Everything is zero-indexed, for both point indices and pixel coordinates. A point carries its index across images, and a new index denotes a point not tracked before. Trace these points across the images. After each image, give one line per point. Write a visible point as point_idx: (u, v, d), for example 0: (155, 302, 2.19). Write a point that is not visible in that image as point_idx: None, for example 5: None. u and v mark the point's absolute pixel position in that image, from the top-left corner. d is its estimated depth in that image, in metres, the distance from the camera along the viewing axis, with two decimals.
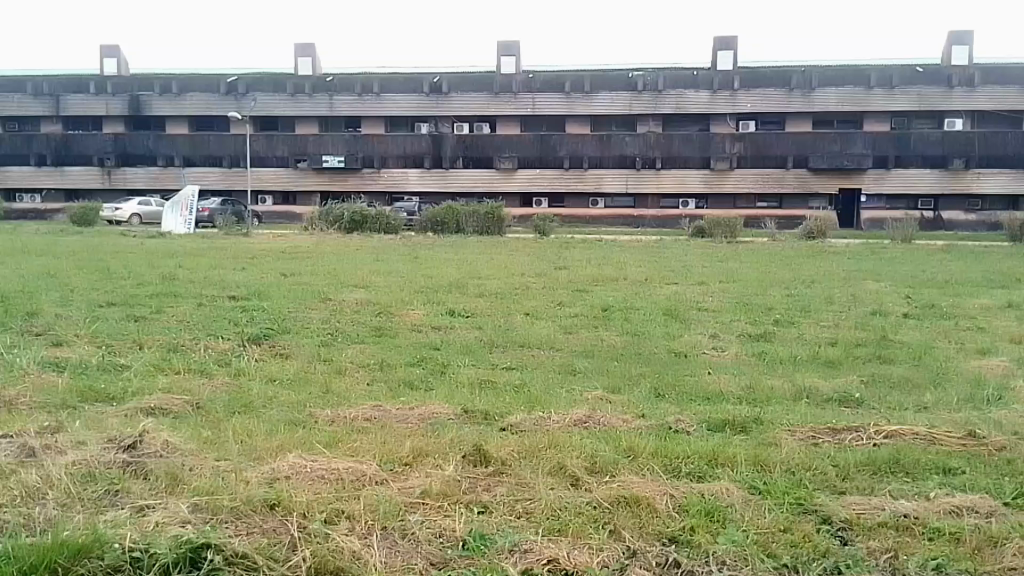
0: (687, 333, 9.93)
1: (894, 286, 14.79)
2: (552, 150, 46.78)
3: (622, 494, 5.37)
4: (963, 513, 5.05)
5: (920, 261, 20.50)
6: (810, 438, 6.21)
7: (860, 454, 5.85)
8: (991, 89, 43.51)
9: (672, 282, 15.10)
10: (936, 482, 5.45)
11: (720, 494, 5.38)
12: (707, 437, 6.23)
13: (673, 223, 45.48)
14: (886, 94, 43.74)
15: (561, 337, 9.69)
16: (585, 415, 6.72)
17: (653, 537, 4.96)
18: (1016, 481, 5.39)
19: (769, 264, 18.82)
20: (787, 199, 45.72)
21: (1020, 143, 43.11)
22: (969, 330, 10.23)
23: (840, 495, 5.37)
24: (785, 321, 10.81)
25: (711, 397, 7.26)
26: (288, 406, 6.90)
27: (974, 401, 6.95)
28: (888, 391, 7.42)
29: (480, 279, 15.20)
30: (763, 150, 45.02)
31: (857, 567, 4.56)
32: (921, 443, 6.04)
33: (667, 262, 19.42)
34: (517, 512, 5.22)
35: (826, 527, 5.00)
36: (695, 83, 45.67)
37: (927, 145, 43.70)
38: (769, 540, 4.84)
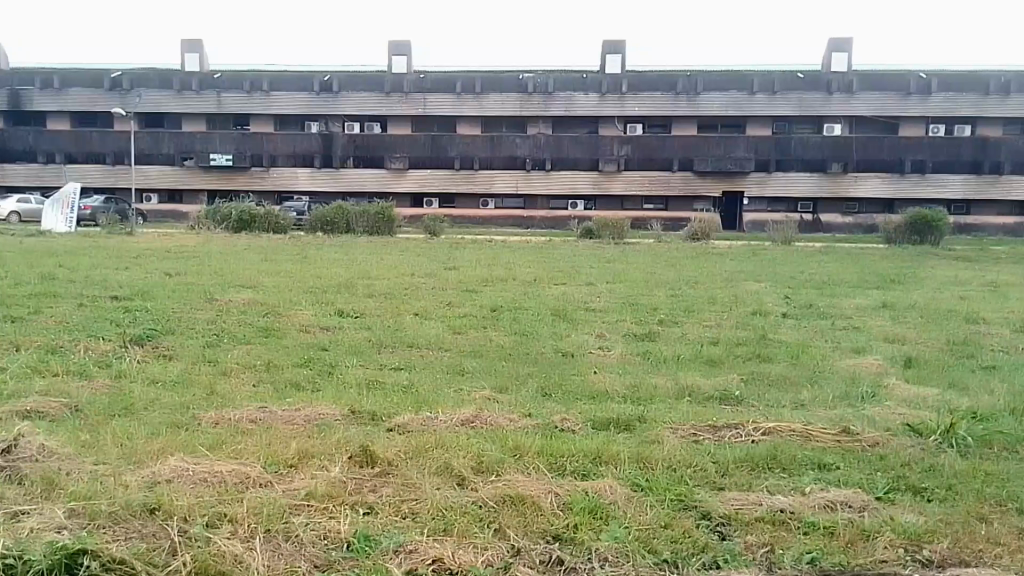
0: (574, 333, 10.02)
1: (776, 287, 15.17)
2: (443, 150, 46.92)
3: (507, 494, 5.38)
4: (836, 508, 5.15)
5: (800, 261, 21.30)
6: (691, 435, 6.32)
7: (740, 451, 5.96)
8: (868, 95, 44.74)
9: (562, 282, 15.32)
10: (812, 477, 5.56)
11: (603, 491, 5.42)
12: (591, 436, 6.29)
13: (562, 224, 45.79)
14: (767, 99, 45.14)
15: (450, 337, 9.69)
16: (472, 415, 6.72)
17: (537, 536, 4.97)
18: (887, 475, 5.55)
19: (653, 265, 19.21)
20: (673, 201, 46.61)
21: (895, 149, 44.36)
22: (845, 330, 10.48)
23: (719, 491, 5.44)
24: (669, 321, 11.00)
25: (596, 396, 7.34)
26: (171, 408, 6.79)
27: (847, 399, 7.17)
28: (767, 389, 7.58)
29: (368, 279, 15.20)
30: (649, 152, 45.88)
31: (734, 561, 4.67)
32: (797, 439, 6.18)
33: (560, 263, 19.67)
34: (402, 512, 5.20)
35: (706, 522, 5.08)
36: (585, 86, 46.40)
37: (806, 148, 44.81)
38: (650, 536, 4.91)
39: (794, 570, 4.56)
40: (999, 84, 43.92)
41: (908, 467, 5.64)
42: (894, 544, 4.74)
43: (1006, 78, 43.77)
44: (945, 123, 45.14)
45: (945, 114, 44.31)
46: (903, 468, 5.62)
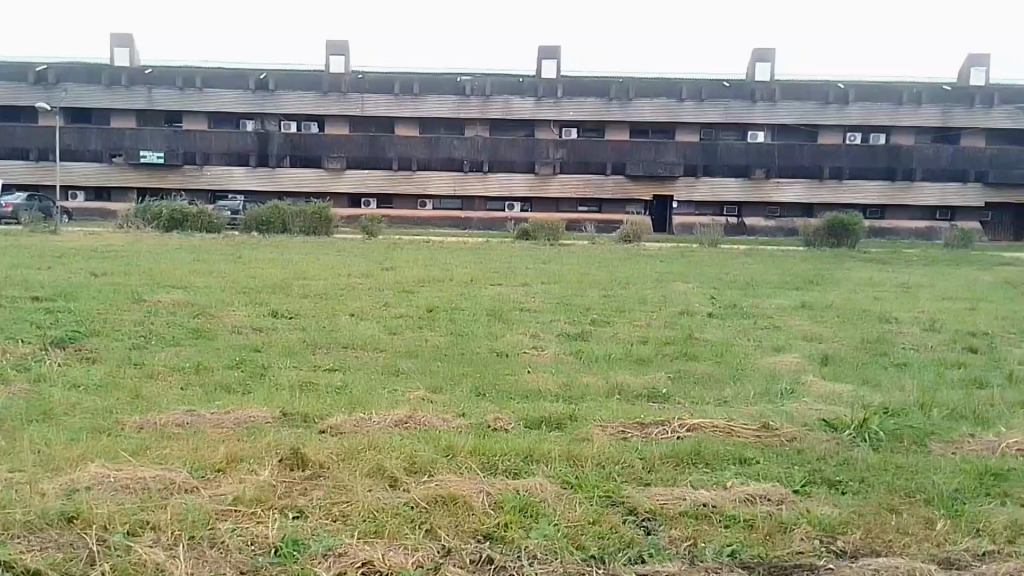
0: (510, 333, 10.09)
1: (703, 287, 15.67)
2: (381, 150, 46.88)
3: (439, 494, 5.38)
4: (756, 501, 5.31)
5: (728, 263, 22.15)
6: (620, 433, 6.44)
7: (666, 447, 6.10)
8: (790, 104, 46.44)
9: (498, 282, 15.52)
10: (733, 471, 5.74)
11: (534, 490, 5.46)
12: (524, 435, 6.35)
13: (500, 225, 45.86)
14: (696, 106, 46.57)
15: (386, 338, 9.67)
16: (406, 416, 6.71)
17: (468, 535, 4.99)
18: (805, 468, 5.76)
19: (587, 266, 19.66)
20: (607, 204, 47.74)
21: (814, 155, 46.46)
22: (766, 329, 10.86)
23: (645, 487, 5.56)
24: (601, 321, 11.22)
25: (529, 395, 7.41)
26: (93, 413, 6.57)
27: (768, 395, 7.45)
28: (693, 386, 7.80)
29: (305, 279, 15.07)
30: (584, 156, 46.88)
31: (658, 555, 4.79)
32: (720, 435, 6.37)
33: (497, 263, 19.93)
34: (333, 515, 5.14)
35: (632, 518, 5.19)
36: (521, 90, 46.95)
37: (732, 154, 46.59)
38: (579, 533, 4.99)
39: (715, 562, 4.70)
40: (911, 95, 46.03)
41: (824, 460, 5.87)
42: (810, 535, 4.93)
43: (916, 89, 45.93)
44: (861, 132, 47.09)
45: (861, 123, 46.28)
46: (819, 461, 5.85)
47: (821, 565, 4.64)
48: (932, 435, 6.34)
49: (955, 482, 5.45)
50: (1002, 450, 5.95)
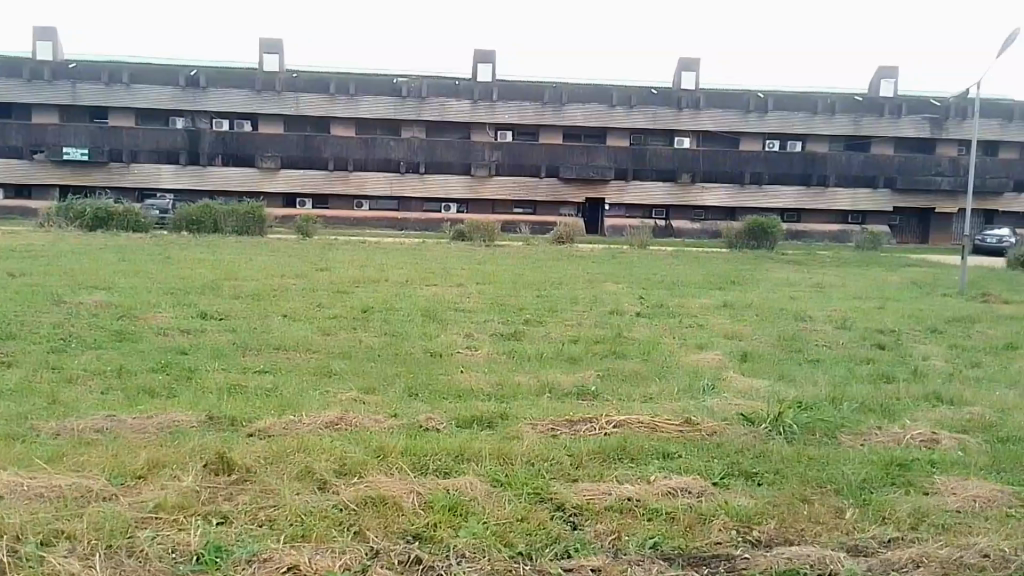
0: (444, 333, 10.16)
1: (634, 287, 16.09)
2: (316, 151, 46.45)
3: (369, 495, 5.36)
4: (677, 494, 5.49)
5: (657, 263, 22.82)
6: (549, 430, 6.55)
7: (594, 444, 6.24)
8: (713, 112, 48.04)
9: (433, 283, 15.62)
10: (657, 465, 5.91)
11: (464, 488, 5.51)
12: (455, 435, 6.39)
13: (435, 226, 46.14)
14: (625, 112, 47.76)
15: (318, 339, 9.60)
16: (337, 417, 6.66)
17: (396, 536, 4.98)
18: (724, 461, 5.98)
19: (522, 266, 19.99)
20: (540, 206, 48.32)
21: (736, 161, 48.13)
22: (691, 327, 11.23)
23: (573, 483, 5.67)
24: (533, 321, 11.38)
25: (461, 394, 7.47)
26: (4, 420, 6.29)
27: (692, 391, 7.70)
28: (621, 383, 8.00)
29: (237, 279, 14.92)
30: (518, 159, 47.34)
31: (583, 549, 4.88)
32: (645, 431, 6.55)
33: (431, 263, 20.07)
34: (259, 519, 5.05)
35: (559, 513, 5.29)
36: (457, 92, 47.10)
37: (659, 159, 48.00)
38: (507, 530, 5.05)
39: (637, 555, 4.83)
40: (826, 105, 48.17)
41: (742, 453, 6.11)
42: (727, 527, 5.12)
43: (831, 100, 48.08)
44: (780, 140, 49.01)
45: (780, 130, 48.22)
46: (738, 454, 6.09)
47: (737, 555, 4.82)
48: (842, 427, 6.70)
49: (863, 473, 5.76)
50: (904, 441, 6.35)
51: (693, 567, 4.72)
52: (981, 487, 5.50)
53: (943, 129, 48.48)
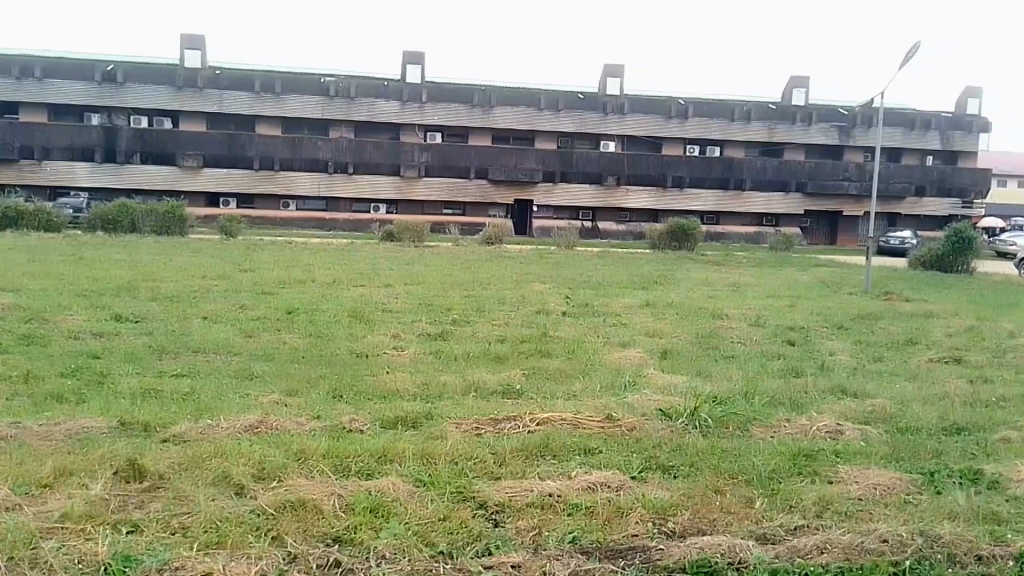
0: (371, 334, 10.13)
1: (561, 288, 16.32)
2: (240, 149, 45.41)
3: (288, 499, 5.28)
4: (597, 489, 5.62)
5: (585, 264, 23.23)
6: (474, 429, 6.61)
7: (516, 441, 6.32)
8: (637, 118, 49.47)
9: (359, 283, 15.51)
10: (578, 461, 6.03)
11: (387, 490, 5.47)
12: (379, 435, 6.37)
13: (364, 227, 46.00)
14: (553, 116, 48.59)
15: (240, 341, 9.44)
16: (257, 420, 6.56)
17: (315, 539, 4.91)
18: (642, 455, 6.15)
19: (450, 267, 20.12)
20: (470, 208, 48.59)
21: (660, 166, 49.52)
22: (614, 326, 11.49)
23: (496, 480, 5.73)
24: (461, 321, 11.46)
25: (386, 395, 7.46)
26: None
27: (613, 388, 7.90)
28: (545, 382, 8.14)
29: (154, 279, 14.60)
30: (447, 160, 47.35)
31: (504, 546, 4.92)
32: (567, 428, 6.67)
33: (358, 264, 20.06)
34: (172, 527, 4.89)
35: (482, 512, 5.33)
36: (385, 93, 46.93)
37: (587, 163, 48.81)
38: (429, 530, 5.04)
39: (556, 549, 4.88)
40: (743, 112, 50.25)
41: (659, 447, 6.29)
42: (644, 519, 5.26)
43: (748, 108, 50.21)
44: (699, 145, 50.87)
45: (700, 136, 50.03)
46: (656, 449, 6.26)
47: (653, 546, 4.94)
48: (754, 420, 7.00)
49: (773, 464, 6.02)
50: (810, 432, 6.69)
51: (609, 558, 4.81)
52: (881, 475, 5.83)
53: (849, 136, 51.18)
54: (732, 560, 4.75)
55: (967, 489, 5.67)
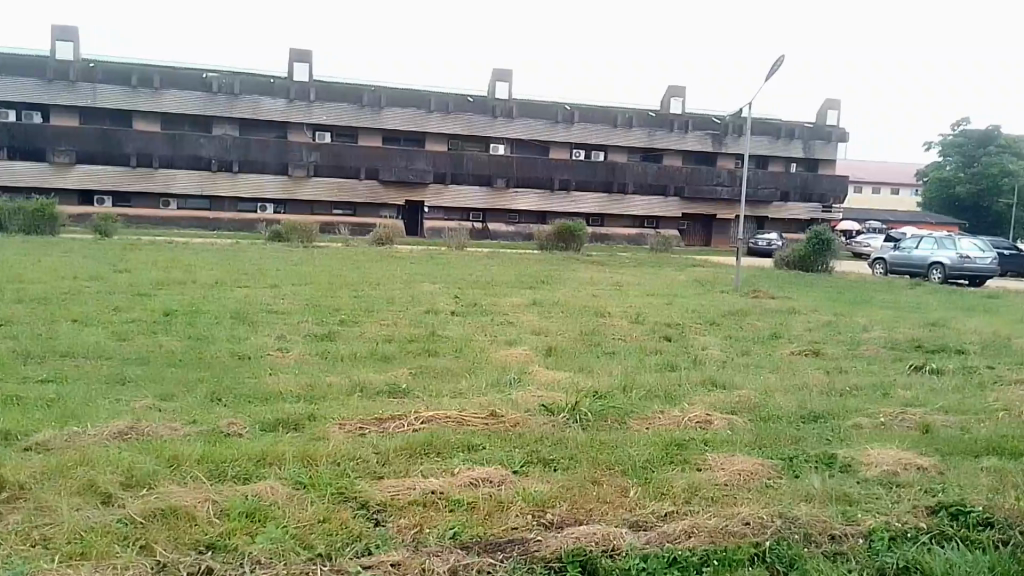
0: (254, 336, 10.09)
1: (451, 288, 16.57)
2: (116, 145, 46.40)
3: (160, 507, 5.15)
4: (479, 484, 5.78)
5: (471, 264, 23.97)
6: (357, 429, 6.68)
7: (400, 440, 6.42)
8: (523, 121, 53.67)
9: (243, 286, 15.31)
10: (461, 458, 6.17)
11: (265, 494, 5.42)
12: (258, 438, 6.34)
13: (250, 227, 48.22)
14: (442, 118, 52.00)
15: (114, 345, 9.15)
16: (127, 427, 6.39)
17: (187, 548, 4.77)
18: (523, 450, 6.37)
19: (337, 267, 20.49)
20: (360, 208, 51.26)
21: (545, 168, 53.66)
22: (500, 324, 11.87)
23: (378, 480, 5.79)
24: (349, 321, 11.62)
25: (268, 397, 7.45)
26: None
27: (498, 385, 8.17)
28: (431, 380, 8.34)
29: (20, 282, 13.76)
30: (337, 160, 49.93)
31: (384, 546, 4.93)
32: (451, 426, 6.82)
33: (246, 264, 20.12)
34: (30, 540, 4.67)
35: (363, 512, 5.36)
36: (272, 91, 48.96)
37: (476, 165, 52.42)
38: (307, 532, 5.00)
39: (436, 546, 4.93)
40: (624, 118, 55.08)
41: (541, 442, 6.54)
42: (524, 512, 5.42)
43: (629, 114, 55.15)
44: (584, 150, 55.68)
45: (583, 140, 54.76)
46: (536, 443, 6.51)
47: (531, 538, 5.08)
48: (632, 413, 7.37)
49: (649, 454, 6.33)
50: (683, 423, 7.09)
51: (488, 552, 4.89)
52: (746, 461, 6.23)
53: (723, 144, 57.02)
54: (605, 548, 4.93)
55: (822, 472, 6.13)
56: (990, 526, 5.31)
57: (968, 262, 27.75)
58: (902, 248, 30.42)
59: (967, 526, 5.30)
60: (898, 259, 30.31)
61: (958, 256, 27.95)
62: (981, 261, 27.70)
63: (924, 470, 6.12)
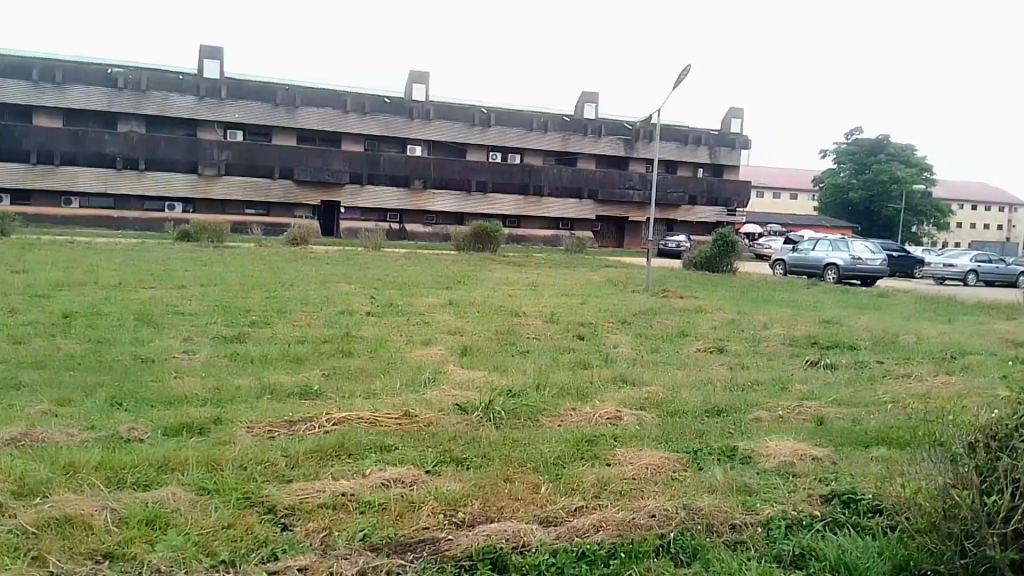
0: (159, 339, 9.97)
1: (366, 289, 17.04)
2: (15, 141, 45.65)
3: (53, 516, 4.96)
4: (389, 485, 5.82)
5: (383, 265, 24.87)
6: (266, 432, 6.69)
7: (310, 442, 6.46)
8: (440, 124, 56.28)
9: (149, 287, 15.28)
10: (373, 460, 6.22)
11: (165, 501, 5.31)
12: (161, 443, 6.26)
13: (157, 226, 48.61)
14: (359, 118, 53.81)
15: (7, 348, 8.82)
16: (19, 434, 6.15)
17: (83, 558, 4.59)
18: (435, 449, 6.48)
19: (249, 269, 20.82)
20: (274, 208, 52.38)
21: (462, 170, 56.44)
22: (414, 324, 12.23)
23: (287, 484, 5.76)
24: (260, 322, 11.75)
25: (173, 401, 7.36)
26: None
27: (412, 385, 8.34)
28: (343, 381, 8.48)
29: None
30: (249, 160, 50.72)
31: (290, 550, 4.84)
32: (362, 426, 6.93)
33: (151, 266, 19.88)
34: None
35: (269, 517, 5.28)
36: (181, 88, 49.35)
37: (393, 166, 54.44)
38: (211, 539, 4.87)
39: (345, 548, 4.89)
40: (539, 123, 58.84)
41: (453, 441, 6.67)
42: (435, 512, 5.46)
43: (543, 119, 58.78)
44: (499, 152, 58.98)
45: (498, 144, 58.01)
46: (450, 442, 6.63)
47: (442, 537, 5.11)
48: (545, 411, 7.63)
49: (559, 451, 6.54)
50: (594, 419, 7.35)
51: (398, 553, 4.89)
52: (652, 455, 6.49)
53: (634, 149, 61.37)
54: (516, 544, 5.00)
55: (724, 464, 6.44)
56: (880, 511, 5.60)
57: (859, 263, 29.39)
58: (800, 249, 31.76)
59: (858, 513, 5.63)
60: (796, 261, 31.79)
61: (852, 257, 29.54)
62: (871, 262, 29.41)
63: (818, 460, 6.50)
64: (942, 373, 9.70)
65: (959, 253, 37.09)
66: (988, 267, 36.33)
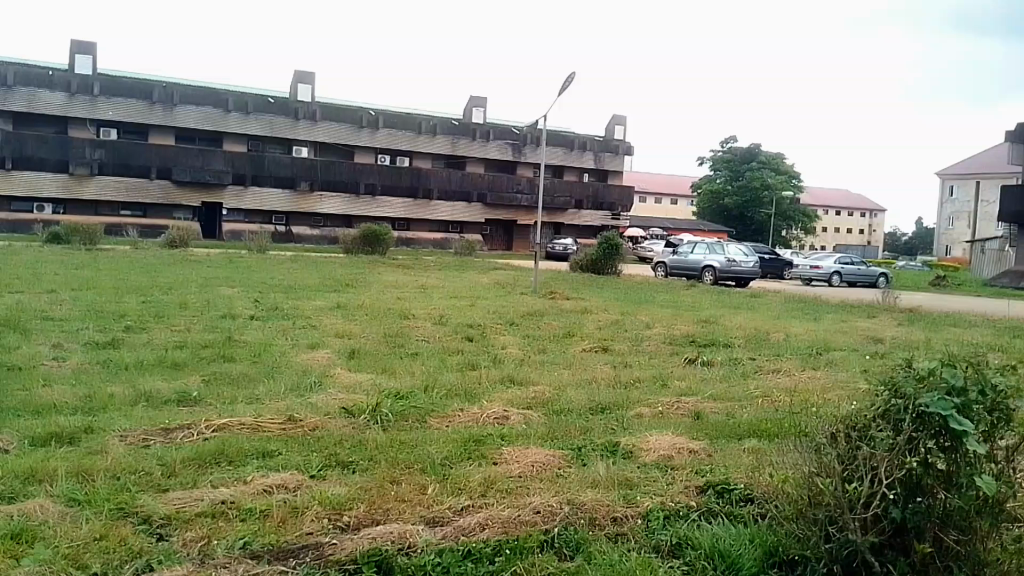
0: (26, 346, 9.70)
1: (249, 292, 17.13)
2: None
3: None
4: (273, 491, 5.73)
5: (268, 267, 24.90)
6: (140, 441, 6.55)
7: (188, 450, 6.38)
8: (328, 125, 56.00)
9: (12, 292, 14.79)
10: (255, 466, 6.18)
11: (32, 513, 5.03)
12: (28, 453, 6.04)
13: (25, 228, 46.38)
14: (241, 117, 52.73)
15: None
16: None
17: None
18: (318, 454, 6.51)
19: (126, 271, 20.39)
20: (151, 208, 50.52)
21: (350, 172, 56.45)
22: (302, 327, 12.53)
23: (164, 493, 5.58)
24: (135, 326, 11.62)
25: (41, 410, 7.14)
26: None
27: (298, 389, 8.50)
28: (224, 386, 8.49)
29: None
30: (124, 159, 48.87)
31: (166, 561, 4.61)
32: (243, 432, 6.95)
33: (13, 270, 19.19)
34: None
35: (144, 527, 5.06)
36: (51, 83, 46.97)
37: (278, 167, 53.69)
38: (79, 550, 4.62)
39: (224, 556, 4.68)
40: (428, 126, 59.72)
41: (340, 444, 6.75)
42: (320, 517, 5.32)
43: (433, 122, 59.83)
44: (388, 155, 59.43)
45: (388, 146, 58.46)
46: (336, 446, 6.69)
47: (326, 542, 4.95)
48: (433, 412, 7.87)
49: (446, 451, 6.70)
50: (481, 419, 7.62)
51: (279, 560, 4.71)
52: (541, 454, 6.70)
53: (521, 153, 63.36)
54: (401, 546, 4.88)
55: (606, 459, 6.72)
56: (749, 500, 5.91)
57: (733, 265, 30.92)
58: (681, 252, 33.40)
59: (730, 502, 5.89)
60: (677, 263, 33.31)
61: (726, 260, 31.09)
62: (745, 265, 30.93)
63: (693, 453, 6.87)
64: (809, 368, 10.62)
65: (825, 257, 39.35)
66: (851, 269, 38.74)
